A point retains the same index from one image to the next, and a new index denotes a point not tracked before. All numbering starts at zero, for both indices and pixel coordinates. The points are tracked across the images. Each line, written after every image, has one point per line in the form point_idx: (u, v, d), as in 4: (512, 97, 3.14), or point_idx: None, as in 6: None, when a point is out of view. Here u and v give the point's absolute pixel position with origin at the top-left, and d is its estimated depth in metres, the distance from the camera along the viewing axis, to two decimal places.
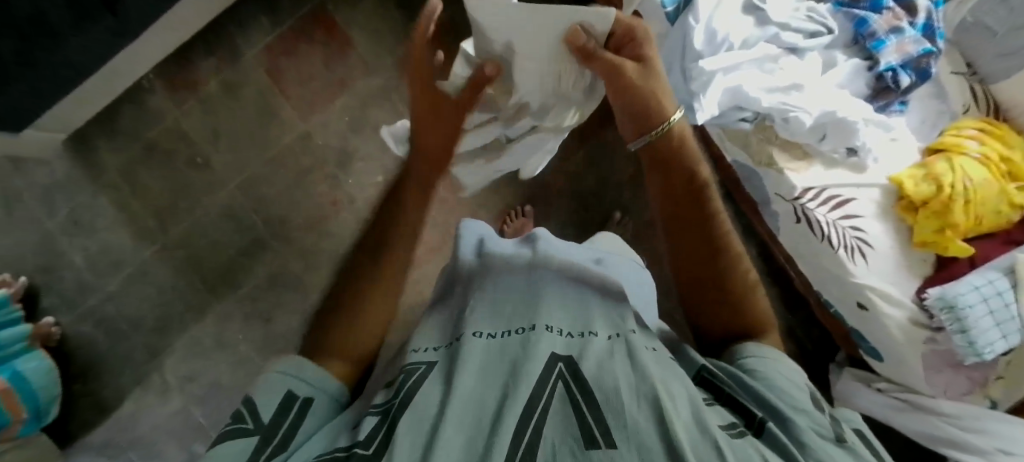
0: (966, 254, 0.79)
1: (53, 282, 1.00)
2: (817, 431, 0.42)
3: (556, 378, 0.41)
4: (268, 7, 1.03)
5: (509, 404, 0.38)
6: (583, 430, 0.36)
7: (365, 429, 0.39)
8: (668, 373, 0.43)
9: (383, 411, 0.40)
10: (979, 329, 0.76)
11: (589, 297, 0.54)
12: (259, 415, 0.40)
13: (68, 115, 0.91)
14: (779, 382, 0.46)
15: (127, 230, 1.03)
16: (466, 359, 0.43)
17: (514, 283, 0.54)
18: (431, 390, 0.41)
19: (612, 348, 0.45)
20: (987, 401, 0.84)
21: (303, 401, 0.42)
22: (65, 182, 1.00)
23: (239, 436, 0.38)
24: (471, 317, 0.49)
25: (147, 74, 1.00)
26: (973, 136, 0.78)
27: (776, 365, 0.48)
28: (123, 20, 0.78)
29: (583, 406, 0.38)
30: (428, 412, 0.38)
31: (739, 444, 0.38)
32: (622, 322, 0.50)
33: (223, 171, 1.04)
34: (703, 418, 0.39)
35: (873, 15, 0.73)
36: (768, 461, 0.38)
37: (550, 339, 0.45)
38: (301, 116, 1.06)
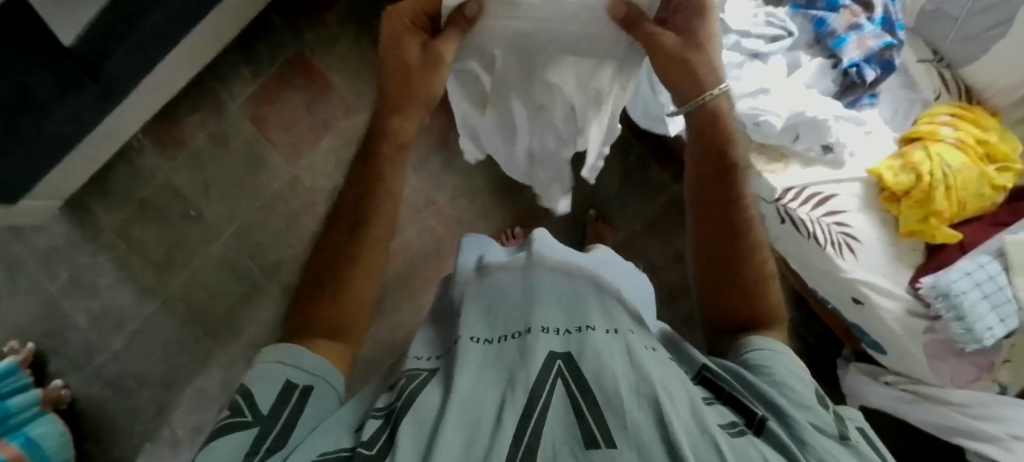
0: (954, 240, 0.78)
1: (59, 344, 1.02)
2: (819, 429, 0.42)
3: (555, 376, 0.41)
4: (246, 58, 1.05)
5: (511, 408, 0.39)
6: (583, 433, 0.37)
7: (367, 430, 0.42)
8: (669, 371, 0.43)
9: (386, 413, 0.43)
10: (976, 314, 0.75)
11: (580, 282, 0.55)
12: (258, 406, 0.42)
13: (62, 182, 0.94)
14: (786, 381, 0.46)
15: (128, 287, 1.05)
16: (463, 364, 0.44)
17: (507, 282, 0.55)
18: (431, 392, 0.43)
19: (610, 343, 0.45)
20: (996, 386, 0.81)
21: (300, 390, 0.44)
22: (65, 246, 1.02)
23: (238, 429, 0.40)
24: (465, 321, 0.50)
25: (136, 134, 1.03)
26: (946, 122, 0.78)
27: (782, 361, 0.48)
28: (106, 85, 0.78)
29: (583, 408, 0.39)
30: (427, 419, 0.41)
31: (739, 444, 0.39)
32: (619, 318, 0.50)
33: (217, 221, 1.06)
34: (703, 418, 0.39)
35: (830, 15, 0.74)
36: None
37: (547, 339, 0.45)
38: (288, 161, 1.08)
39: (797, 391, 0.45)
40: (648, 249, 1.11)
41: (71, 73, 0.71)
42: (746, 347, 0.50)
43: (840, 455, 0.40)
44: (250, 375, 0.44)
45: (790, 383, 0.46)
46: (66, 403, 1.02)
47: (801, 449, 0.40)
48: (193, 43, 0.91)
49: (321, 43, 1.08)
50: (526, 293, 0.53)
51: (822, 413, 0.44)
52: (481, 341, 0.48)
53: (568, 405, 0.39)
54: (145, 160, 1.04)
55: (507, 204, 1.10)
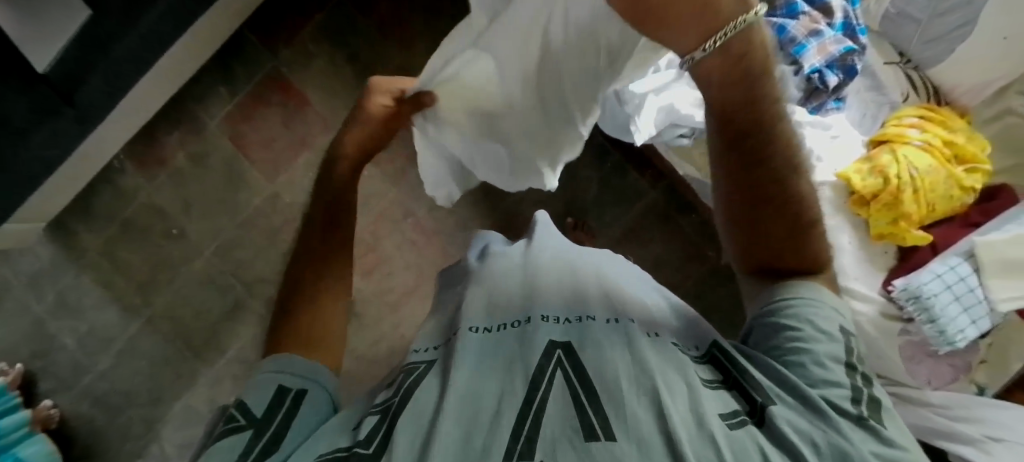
0: (924, 242, 0.79)
1: (47, 365, 1.03)
2: (837, 406, 0.39)
3: (554, 367, 0.41)
4: (223, 77, 1.07)
5: (509, 401, 0.38)
6: (582, 424, 0.36)
7: (365, 428, 0.39)
8: (670, 360, 0.42)
9: (383, 409, 0.41)
10: (948, 317, 0.76)
11: (578, 267, 0.55)
12: (251, 411, 0.40)
13: (46, 206, 0.95)
14: (808, 350, 0.43)
15: (114, 306, 1.05)
16: (462, 353, 0.43)
17: (508, 272, 0.55)
18: (430, 384, 0.42)
19: (611, 335, 0.44)
20: (973, 387, 0.82)
21: (293, 395, 0.42)
22: (50, 267, 1.04)
23: (230, 433, 0.38)
24: (466, 312, 0.49)
25: (117, 155, 1.04)
26: (913, 124, 0.79)
27: (811, 317, 0.44)
28: (88, 110, 0.77)
29: (583, 401, 0.38)
30: (426, 410, 0.39)
31: (736, 435, 0.36)
32: (620, 305, 0.49)
33: (199, 239, 1.07)
34: (701, 409, 0.38)
35: (789, 22, 0.73)
36: (767, 455, 0.36)
37: (547, 328, 0.45)
38: (267, 177, 1.09)
39: (819, 358, 0.42)
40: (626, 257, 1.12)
41: (51, 102, 0.69)
42: (771, 299, 0.47)
43: (856, 438, 0.37)
44: (247, 386, 0.43)
45: (813, 350, 0.42)
46: (55, 424, 1.02)
47: (810, 432, 0.38)
48: (173, 65, 0.92)
49: (296, 61, 1.09)
50: (525, 282, 0.53)
51: (839, 383, 0.41)
52: (482, 329, 0.47)
53: (566, 394, 0.38)
54: (127, 180, 1.06)
55: (485, 214, 1.11)
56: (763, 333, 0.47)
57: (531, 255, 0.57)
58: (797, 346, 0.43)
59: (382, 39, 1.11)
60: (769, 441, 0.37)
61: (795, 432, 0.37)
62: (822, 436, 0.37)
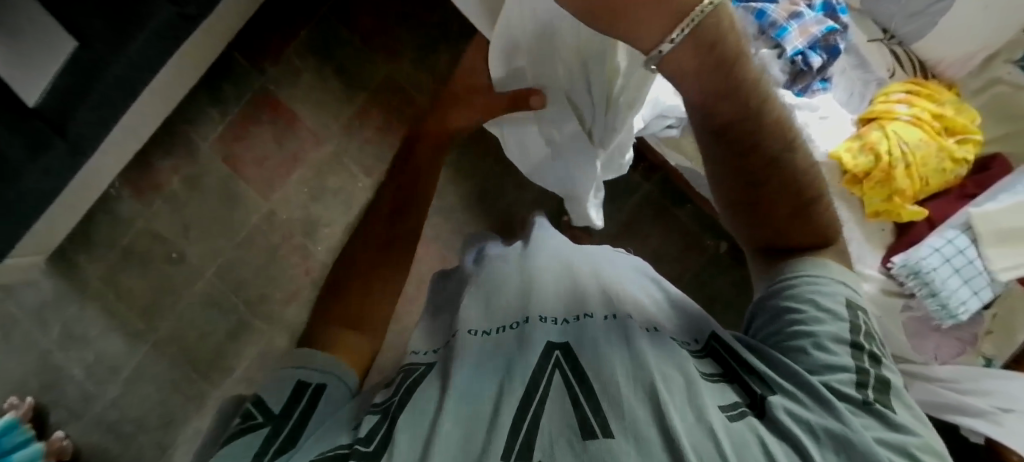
0: (919, 217, 0.79)
1: (57, 396, 1.03)
2: (843, 391, 0.39)
3: (553, 368, 0.41)
4: (213, 99, 1.08)
5: (508, 400, 0.38)
6: (579, 422, 0.35)
7: (364, 426, 0.39)
8: (668, 353, 0.42)
9: (383, 408, 0.41)
10: (949, 289, 0.76)
11: (574, 264, 0.55)
12: (269, 408, 0.40)
13: (45, 238, 0.95)
14: (816, 333, 0.43)
15: (119, 333, 1.06)
16: (461, 357, 0.43)
17: (504, 272, 0.54)
18: (429, 386, 0.42)
19: (609, 332, 0.44)
20: (980, 359, 0.80)
21: (314, 389, 0.43)
22: (53, 299, 1.04)
23: (249, 430, 0.39)
24: (462, 314, 0.49)
25: (113, 183, 1.05)
26: (901, 100, 0.79)
27: (819, 300, 0.45)
28: (80, 140, 0.77)
29: (580, 399, 0.37)
30: (426, 411, 0.39)
31: (736, 428, 0.36)
32: (619, 302, 0.49)
33: (199, 261, 1.08)
34: (700, 403, 0.37)
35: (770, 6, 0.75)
36: (768, 445, 0.36)
37: (545, 329, 0.45)
38: (263, 196, 1.10)
39: (826, 340, 0.42)
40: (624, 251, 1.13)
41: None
42: (779, 283, 0.48)
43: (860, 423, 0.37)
44: (264, 384, 0.44)
45: (822, 333, 0.43)
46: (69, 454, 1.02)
47: (812, 418, 0.37)
48: (163, 90, 0.93)
49: (284, 78, 1.10)
50: (523, 280, 0.52)
51: (848, 368, 0.41)
52: (478, 333, 0.46)
53: (564, 393, 0.38)
54: (125, 207, 1.06)
55: (481, 218, 1.11)
56: (770, 315, 0.48)
57: (528, 255, 0.57)
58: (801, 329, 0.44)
59: (368, 51, 1.12)
60: (769, 429, 0.37)
61: (795, 420, 0.37)
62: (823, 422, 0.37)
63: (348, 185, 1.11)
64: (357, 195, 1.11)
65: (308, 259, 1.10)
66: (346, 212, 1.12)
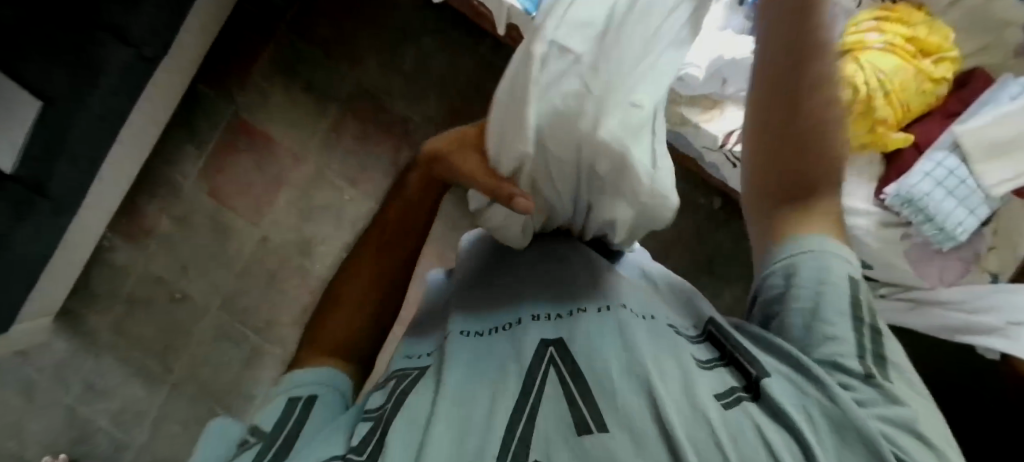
0: (906, 143, 0.78)
1: (88, 449, 1.05)
2: (842, 368, 0.37)
3: (545, 366, 0.41)
4: (188, 135, 1.08)
5: (501, 403, 0.38)
6: (575, 421, 0.36)
7: (358, 434, 0.39)
8: (661, 340, 0.42)
9: (376, 416, 0.40)
10: (944, 213, 0.75)
11: (561, 251, 0.54)
12: (260, 427, 0.40)
13: (49, 298, 0.96)
14: (817, 313, 0.39)
15: (136, 380, 1.07)
16: (451, 362, 0.43)
17: (495, 277, 0.55)
18: (423, 389, 0.42)
19: (602, 323, 0.44)
20: (988, 275, 0.80)
21: (304, 402, 0.42)
22: (68, 356, 1.05)
23: (243, 451, 0.38)
24: (452, 316, 0.50)
25: (105, 234, 1.06)
26: (871, 28, 0.78)
27: (814, 275, 0.40)
28: (65, 198, 0.76)
29: (574, 395, 0.38)
30: (420, 417, 0.39)
31: (733, 416, 0.35)
32: (609, 289, 0.48)
33: (202, 297, 1.09)
34: (694, 389, 0.37)
35: None
36: (764, 429, 0.34)
37: (538, 327, 0.45)
38: (253, 223, 1.10)
39: (824, 315, 0.39)
40: None
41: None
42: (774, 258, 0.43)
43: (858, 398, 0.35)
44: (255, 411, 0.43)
45: (824, 310, 0.39)
46: None
47: (808, 401, 0.36)
48: (135, 134, 0.93)
49: (253, 103, 1.10)
50: (514, 282, 0.53)
51: (850, 348, 0.38)
52: (471, 336, 0.47)
53: (557, 393, 0.38)
54: (121, 255, 1.07)
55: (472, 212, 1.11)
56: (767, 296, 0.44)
57: (514, 254, 0.57)
58: (803, 313, 0.40)
59: (331, 62, 1.11)
60: (767, 413, 0.36)
61: (793, 405, 0.36)
62: (820, 408, 0.35)
63: (336, 199, 1.11)
64: (346, 207, 1.11)
65: (308, 278, 1.10)
66: (338, 226, 1.11)
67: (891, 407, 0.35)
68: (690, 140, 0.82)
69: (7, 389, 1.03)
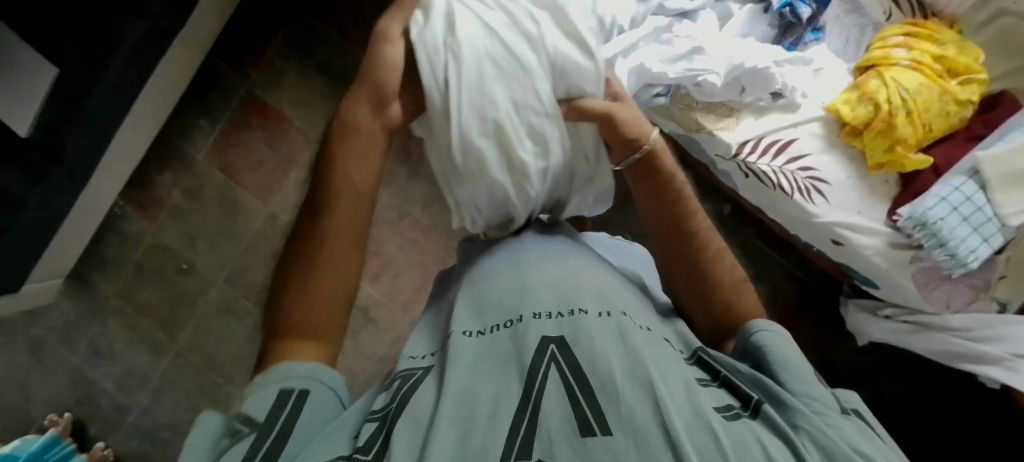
0: (925, 165, 0.76)
1: (93, 410, 1.07)
2: (826, 405, 0.41)
3: (549, 363, 0.41)
4: (201, 109, 1.08)
5: (506, 405, 0.38)
6: (580, 421, 0.35)
7: (363, 435, 0.39)
8: (661, 352, 0.42)
9: (382, 416, 0.40)
10: (957, 238, 0.73)
11: (566, 258, 0.54)
12: (253, 419, 0.38)
13: (59, 262, 0.98)
14: (788, 362, 0.45)
15: (141, 347, 1.08)
16: (456, 358, 0.43)
17: (496, 268, 0.54)
18: (427, 389, 0.42)
19: (604, 327, 0.43)
20: (996, 304, 0.79)
21: (297, 395, 0.40)
22: (76, 319, 1.07)
23: (236, 446, 0.36)
24: (456, 313, 0.50)
25: (117, 202, 1.07)
26: (899, 44, 0.77)
27: (774, 338, 0.48)
28: (76, 165, 0.76)
29: (579, 395, 0.38)
30: (423, 416, 0.39)
31: (735, 427, 0.36)
32: (611, 298, 0.49)
33: (209, 270, 1.10)
34: (698, 401, 0.37)
35: None
36: (765, 443, 0.36)
37: (539, 325, 0.44)
38: (262, 201, 1.11)
39: (801, 369, 0.44)
40: (625, 225, 1.13)
41: (37, 165, 0.69)
42: (746, 343, 0.49)
43: (843, 426, 0.39)
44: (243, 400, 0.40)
45: (792, 361, 0.45)
46: None
47: (801, 431, 0.38)
48: (151, 104, 0.93)
49: (267, 81, 1.09)
50: (515, 274, 0.52)
51: (822, 391, 0.42)
52: (474, 335, 0.47)
53: (560, 389, 0.38)
54: (132, 224, 1.08)
55: None
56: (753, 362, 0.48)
57: (514, 253, 0.56)
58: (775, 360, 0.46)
59: (346, 43, 1.10)
60: (766, 432, 0.37)
61: (790, 429, 0.38)
62: (811, 434, 0.37)
63: None
64: None
65: None
66: None
67: (869, 439, 0.38)
68: (704, 145, 0.81)
69: (15, 348, 1.05)
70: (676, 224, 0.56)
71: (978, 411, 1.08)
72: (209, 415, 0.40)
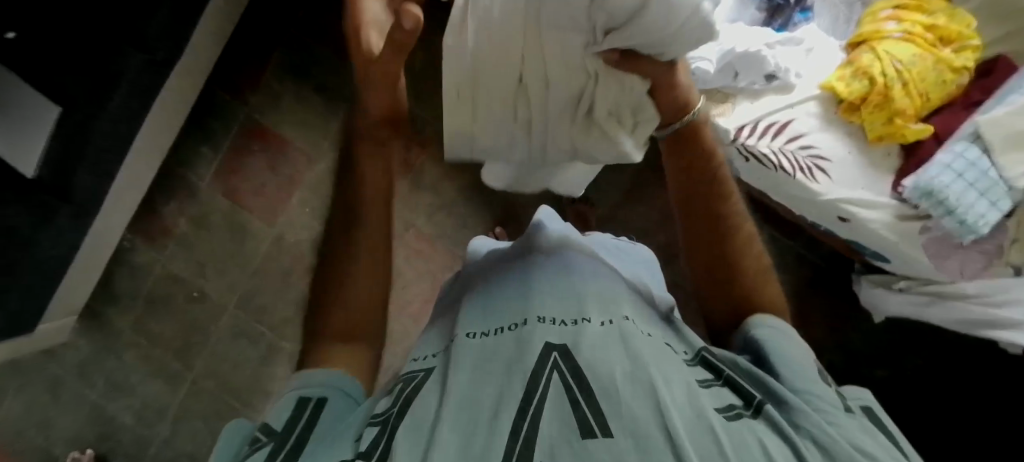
0: (926, 134, 0.76)
1: (113, 445, 1.07)
2: (829, 403, 0.41)
3: (550, 369, 0.40)
4: (203, 136, 1.09)
5: (508, 406, 0.37)
6: (579, 422, 0.35)
7: (366, 438, 0.37)
8: (664, 357, 0.42)
9: (383, 420, 0.39)
10: (966, 204, 0.73)
11: (568, 266, 0.55)
12: (272, 426, 0.40)
13: (72, 299, 0.98)
14: (789, 361, 0.45)
15: (158, 377, 1.09)
16: (459, 363, 0.43)
17: (502, 279, 0.55)
18: (430, 393, 0.41)
19: (608, 334, 0.43)
20: (1010, 269, 0.77)
21: (316, 402, 0.42)
22: (91, 354, 1.08)
23: (255, 452, 0.38)
24: (462, 322, 0.50)
25: (125, 235, 1.08)
26: (889, 17, 0.77)
27: (771, 338, 0.48)
28: (84, 200, 0.77)
29: (579, 398, 0.37)
30: (427, 418, 0.38)
31: (736, 429, 0.36)
32: (614, 304, 0.49)
33: (220, 295, 1.11)
34: (700, 404, 0.37)
35: None
36: (767, 446, 0.36)
37: (543, 330, 0.44)
38: (268, 223, 1.11)
39: (807, 372, 0.44)
40: (630, 218, 1.14)
41: (46, 203, 0.69)
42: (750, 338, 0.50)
43: (847, 426, 0.39)
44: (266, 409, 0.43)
45: (792, 358, 0.46)
46: None
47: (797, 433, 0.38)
48: (152, 135, 0.94)
49: (265, 105, 1.11)
50: (521, 284, 0.53)
51: (823, 387, 0.43)
52: (477, 337, 0.46)
53: (561, 394, 0.37)
54: (141, 255, 1.09)
55: (483, 209, 1.12)
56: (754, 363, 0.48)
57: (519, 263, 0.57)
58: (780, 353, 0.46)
59: (341, 61, 1.11)
60: (769, 433, 0.37)
61: (791, 429, 0.38)
62: (809, 433, 0.38)
63: None
64: None
65: None
66: None
67: (872, 436, 0.39)
68: None
69: (33, 387, 1.05)
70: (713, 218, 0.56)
71: (1001, 381, 1.07)
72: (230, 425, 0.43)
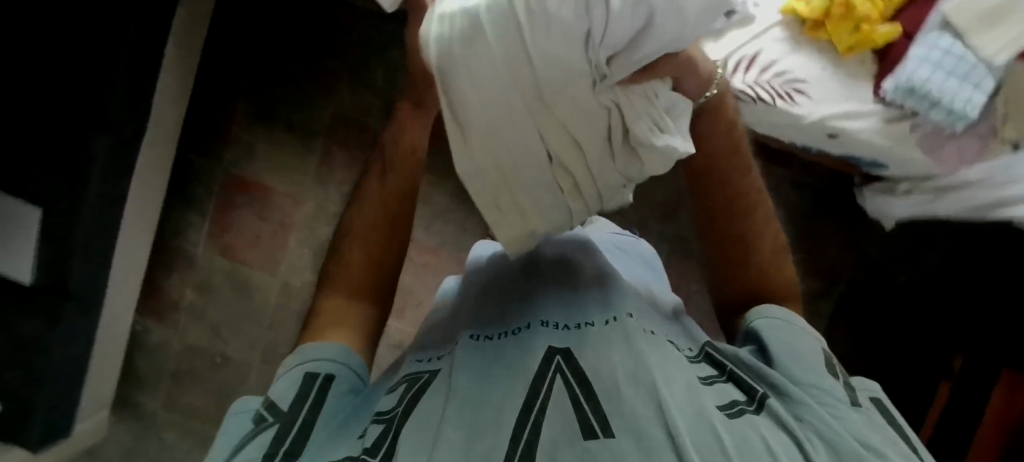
0: (895, 34, 0.75)
1: None
2: (833, 399, 0.46)
3: (553, 371, 0.44)
4: (187, 203, 1.09)
5: (513, 406, 0.41)
6: (581, 424, 0.38)
7: (370, 436, 0.41)
8: (665, 354, 0.46)
9: (388, 418, 0.42)
10: (950, 94, 0.72)
11: (565, 271, 0.59)
12: (278, 407, 0.44)
13: (100, 393, 0.98)
14: (793, 349, 0.51)
15: (202, 448, 1.09)
16: (462, 363, 0.47)
17: (501, 285, 0.60)
18: (437, 391, 0.45)
19: (611, 335, 0.47)
20: (1009, 146, 0.77)
21: (322, 382, 0.47)
22: (132, 441, 1.08)
23: (264, 430, 0.42)
24: (467, 324, 0.55)
25: (135, 318, 1.08)
26: None
27: (779, 327, 0.54)
28: (88, 293, 0.76)
29: (581, 400, 0.40)
30: (431, 419, 0.41)
31: (737, 426, 0.40)
32: (615, 303, 0.53)
33: (242, 355, 1.10)
34: (702, 404, 0.41)
35: None
36: (767, 439, 0.40)
37: (546, 337, 0.49)
38: (271, 273, 1.11)
39: (811, 363, 0.50)
40: None
41: None
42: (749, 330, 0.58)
43: (845, 419, 0.44)
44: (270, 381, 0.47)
45: (803, 351, 0.51)
46: None
47: (801, 425, 0.43)
48: (138, 213, 0.93)
49: (239, 155, 1.09)
50: (522, 292, 0.58)
51: (830, 385, 0.47)
52: (482, 339, 0.51)
53: (563, 393, 0.41)
54: (155, 335, 1.09)
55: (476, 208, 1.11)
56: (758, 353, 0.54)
57: (508, 264, 0.63)
58: (790, 341, 0.53)
59: (304, 92, 1.09)
60: (767, 429, 0.41)
61: (791, 422, 0.43)
62: (814, 427, 0.43)
63: None
64: None
65: None
66: None
67: (875, 431, 0.43)
68: None
69: None
70: (731, 188, 0.64)
71: None
72: (232, 398, 0.47)
